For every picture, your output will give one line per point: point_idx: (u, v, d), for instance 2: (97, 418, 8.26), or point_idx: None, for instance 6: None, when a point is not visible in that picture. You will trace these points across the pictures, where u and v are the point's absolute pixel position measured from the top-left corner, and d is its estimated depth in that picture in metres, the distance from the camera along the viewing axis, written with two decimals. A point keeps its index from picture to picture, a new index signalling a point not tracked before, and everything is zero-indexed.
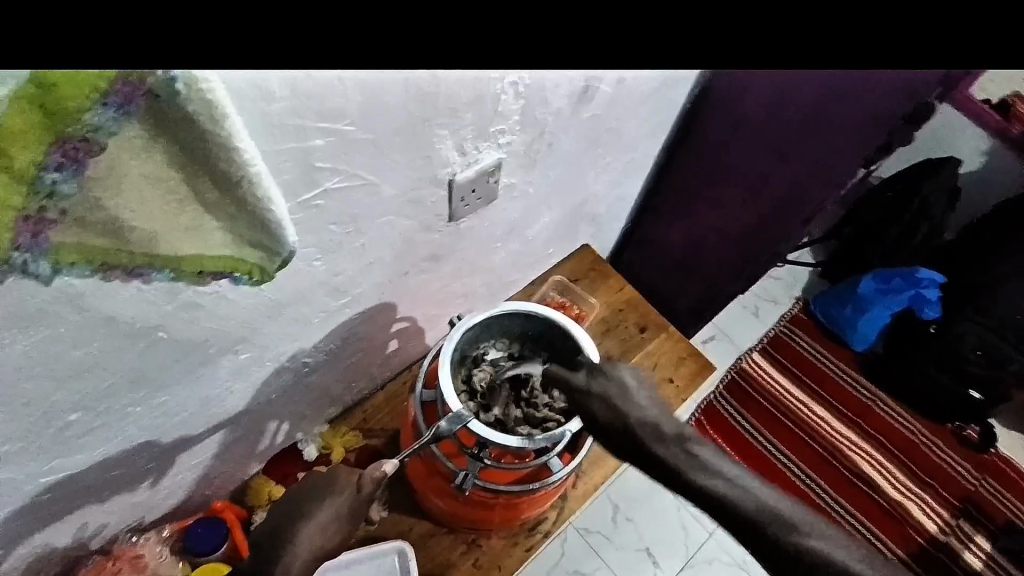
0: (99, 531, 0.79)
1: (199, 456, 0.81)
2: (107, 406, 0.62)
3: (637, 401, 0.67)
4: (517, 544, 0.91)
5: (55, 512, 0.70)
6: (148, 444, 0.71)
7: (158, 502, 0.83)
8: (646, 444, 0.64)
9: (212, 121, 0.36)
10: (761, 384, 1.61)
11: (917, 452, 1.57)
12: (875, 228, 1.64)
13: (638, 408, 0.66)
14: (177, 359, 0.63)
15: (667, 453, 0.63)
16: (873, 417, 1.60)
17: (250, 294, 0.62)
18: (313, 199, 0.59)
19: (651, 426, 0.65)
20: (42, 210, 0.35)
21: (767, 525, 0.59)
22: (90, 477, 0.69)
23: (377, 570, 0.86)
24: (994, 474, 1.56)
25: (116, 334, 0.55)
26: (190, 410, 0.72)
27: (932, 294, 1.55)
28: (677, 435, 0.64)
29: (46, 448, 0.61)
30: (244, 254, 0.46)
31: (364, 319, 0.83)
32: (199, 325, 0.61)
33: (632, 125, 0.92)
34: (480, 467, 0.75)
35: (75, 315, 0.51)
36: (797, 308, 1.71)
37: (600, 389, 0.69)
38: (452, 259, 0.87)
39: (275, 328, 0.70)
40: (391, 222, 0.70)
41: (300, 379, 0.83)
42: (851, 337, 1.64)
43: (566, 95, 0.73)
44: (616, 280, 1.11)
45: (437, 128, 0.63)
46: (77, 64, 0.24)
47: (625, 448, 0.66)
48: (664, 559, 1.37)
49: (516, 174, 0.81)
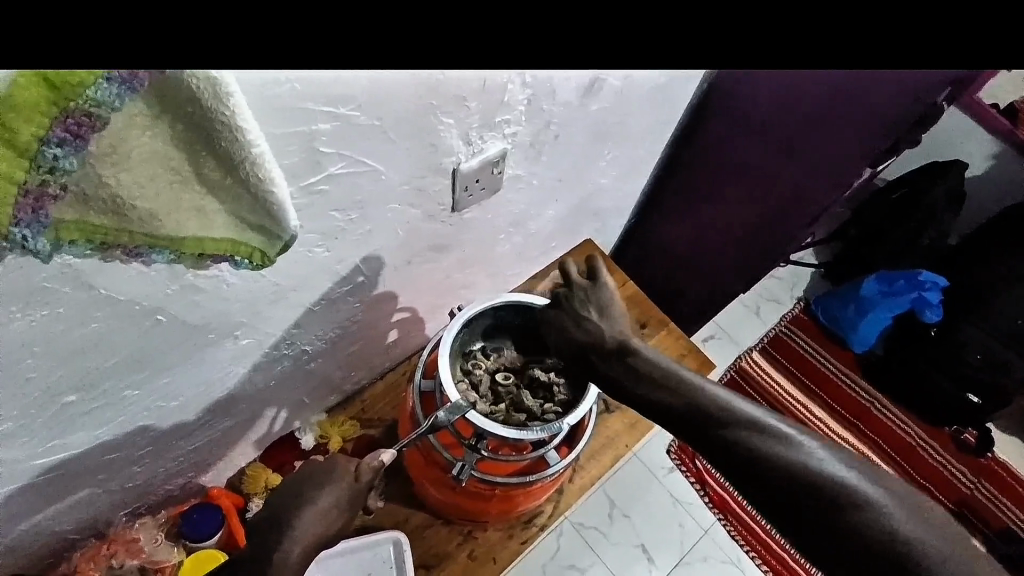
0: (96, 514, 0.79)
1: (197, 441, 0.80)
2: (106, 388, 0.62)
3: (586, 324, 0.77)
4: (513, 537, 0.91)
5: (50, 494, 0.70)
6: (145, 428, 0.71)
7: (155, 487, 0.83)
8: (594, 361, 0.74)
9: (215, 97, 0.35)
10: (760, 382, 1.62)
11: (914, 455, 1.57)
12: (880, 230, 1.63)
13: (604, 327, 0.76)
14: (178, 342, 0.63)
15: (611, 367, 0.73)
16: (872, 420, 1.60)
17: (251, 279, 0.62)
18: (316, 183, 0.58)
19: (602, 347, 0.74)
20: (44, 185, 0.35)
21: (705, 422, 0.64)
22: (86, 459, 0.69)
23: (374, 559, 0.86)
24: (990, 478, 1.56)
25: (117, 315, 0.55)
26: (189, 395, 0.71)
27: (934, 297, 1.53)
28: (618, 348, 0.74)
29: (44, 430, 0.61)
30: (245, 236, 0.45)
31: (365, 308, 0.82)
32: (199, 309, 0.61)
33: (638, 119, 0.91)
34: (478, 458, 0.75)
35: (72, 294, 0.50)
36: (798, 309, 1.71)
37: (558, 317, 0.79)
38: (455, 249, 0.86)
39: (275, 315, 0.70)
40: (395, 211, 0.70)
41: (300, 367, 0.83)
42: (851, 338, 1.63)
43: (574, 88, 0.72)
44: (618, 275, 1.11)
45: (443, 117, 0.62)
46: (75, 61, 0.27)
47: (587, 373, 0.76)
48: (660, 556, 1.37)
49: (521, 165, 0.80)
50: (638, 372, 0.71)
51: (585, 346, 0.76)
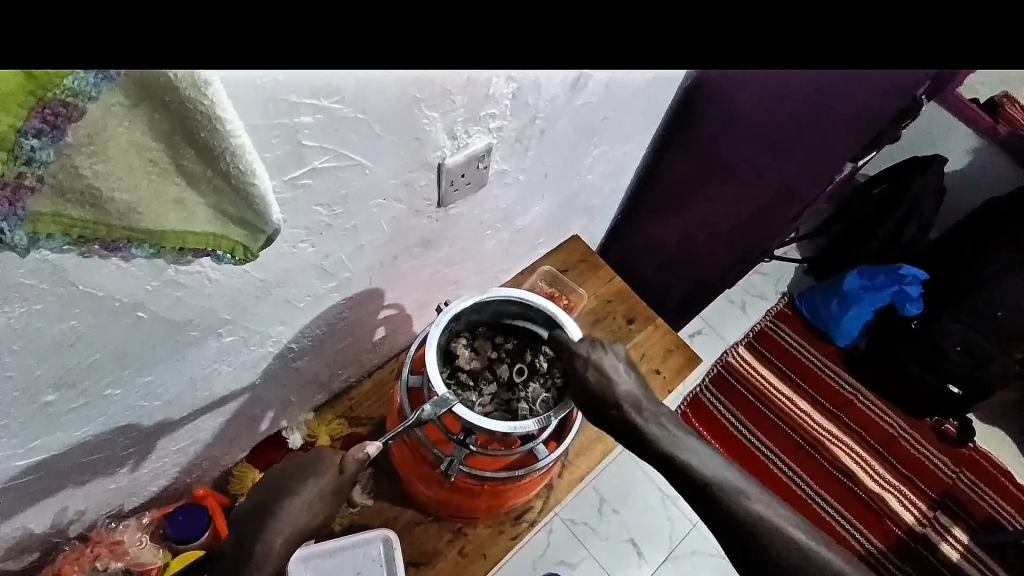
0: (78, 516, 0.78)
1: (181, 441, 0.79)
2: (85, 387, 0.60)
3: (620, 380, 0.69)
4: (503, 532, 0.91)
5: (31, 495, 0.69)
6: (127, 428, 0.70)
7: (139, 488, 0.82)
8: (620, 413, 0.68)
9: (195, 89, 0.34)
10: (746, 376, 1.64)
11: (896, 446, 1.60)
12: (864, 226, 1.64)
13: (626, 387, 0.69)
14: (160, 340, 0.62)
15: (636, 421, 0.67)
16: (857, 413, 1.63)
17: (234, 275, 0.61)
18: (300, 177, 0.57)
19: (634, 403, 0.68)
20: (20, 176, 0.35)
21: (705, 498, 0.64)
22: (67, 460, 0.68)
23: (363, 559, 0.85)
24: (971, 468, 1.59)
25: (95, 311, 0.54)
26: (172, 394, 0.70)
27: (915, 290, 1.57)
28: (653, 411, 0.68)
29: (23, 430, 0.60)
30: (227, 230, 0.45)
31: (352, 305, 0.82)
32: (180, 306, 0.60)
33: (623, 114, 0.92)
34: (466, 454, 0.74)
35: (52, 290, 0.49)
36: (782, 304, 1.73)
37: (595, 355, 0.70)
38: (441, 246, 0.86)
39: (260, 312, 0.69)
40: (380, 205, 0.69)
41: (287, 365, 0.82)
42: (834, 333, 1.66)
43: (560, 83, 0.72)
44: (605, 271, 1.11)
45: (428, 111, 0.62)
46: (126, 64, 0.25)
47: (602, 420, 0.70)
48: (648, 550, 1.38)
49: (508, 161, 0.80)
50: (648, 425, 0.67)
51: (618, 397, 0.68)
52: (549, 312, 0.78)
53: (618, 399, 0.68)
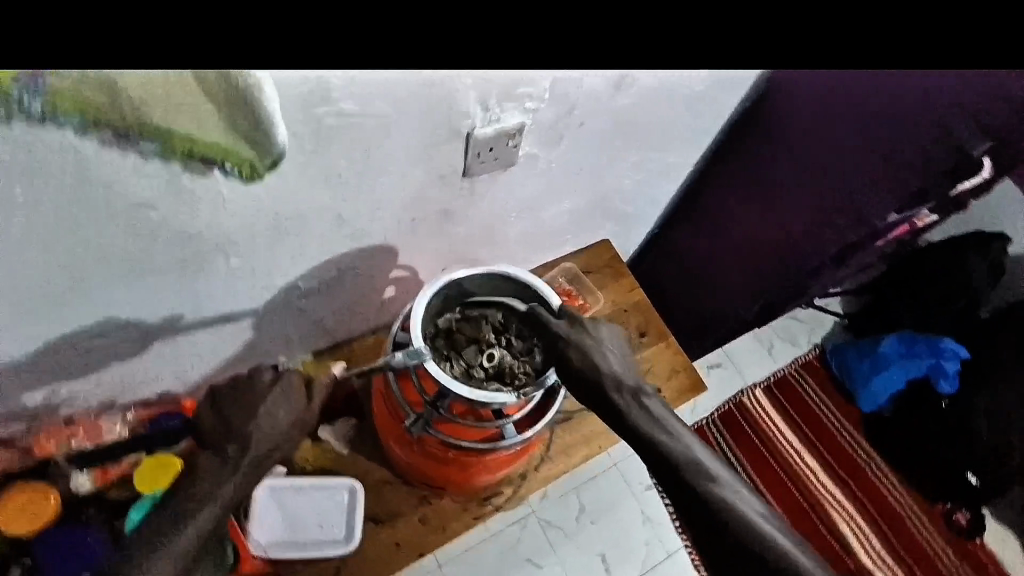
0: (73, 399, 0.83)
1: (179, 351, 0.83)
2: (93, 273, 0.64)
3: (607, 357, 0.70)
4: (467, 511, 0.92)
5: (32, 366, 0.74)
6: (129, 324, 0.73)
7: (135, 387, 0.86)
8: (605, 392, 0.68)
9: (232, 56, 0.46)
10: (756, 419, 1.59)
11: (900, 525, 1.51)
12: (909, 283, 1.54)
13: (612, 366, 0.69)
14: (171, 245, 0.65)
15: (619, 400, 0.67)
16: (866, 483, 1.56)
17: (246, 197, 0.63)
18: (323, 115, 0.59)
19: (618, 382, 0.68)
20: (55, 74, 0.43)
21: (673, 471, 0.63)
22: (68, 341, 0.72)
23: (328, 502, 0.90)
24: (976, 566, 1.49)
25: (106, 202, 0.56)
26: (177, 302, 0.73)
27: (953, 367, 1.49)
28: (634, 389, 0.68)
29: (28, 299, 0.63)
30: (235, 149, 0.56)
31: (364, 257, 0.84)
32: (192, 216, 0.62)
33: (669, 124, 0.91)
34: (435, 416, 0.76)
35: (71, 170, 0.52)
36: (812, 354, 1.68)
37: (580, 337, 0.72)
38: (462, 219, 0.87)
39: (269, 240, 0.71)
40: (401, 162, 0.70)
41: (292, 303, 0.85)
42: (860, 396, 1.59)
43: (603, 76, 0.71)
44: (627, 280, 1.10)
45: (462, 77, 0.62)
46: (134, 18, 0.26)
47: (587, 398, 0.69)
48: (617, 568, 1.37)
49: (541, 146, 0.81)
50: (634, 408, 0.66)
51: (602, 373, 0.69)
52: (545, 297, 0.78)
53: (600, 374, 0.69)
